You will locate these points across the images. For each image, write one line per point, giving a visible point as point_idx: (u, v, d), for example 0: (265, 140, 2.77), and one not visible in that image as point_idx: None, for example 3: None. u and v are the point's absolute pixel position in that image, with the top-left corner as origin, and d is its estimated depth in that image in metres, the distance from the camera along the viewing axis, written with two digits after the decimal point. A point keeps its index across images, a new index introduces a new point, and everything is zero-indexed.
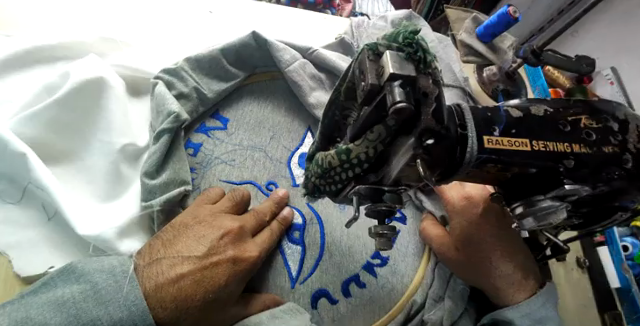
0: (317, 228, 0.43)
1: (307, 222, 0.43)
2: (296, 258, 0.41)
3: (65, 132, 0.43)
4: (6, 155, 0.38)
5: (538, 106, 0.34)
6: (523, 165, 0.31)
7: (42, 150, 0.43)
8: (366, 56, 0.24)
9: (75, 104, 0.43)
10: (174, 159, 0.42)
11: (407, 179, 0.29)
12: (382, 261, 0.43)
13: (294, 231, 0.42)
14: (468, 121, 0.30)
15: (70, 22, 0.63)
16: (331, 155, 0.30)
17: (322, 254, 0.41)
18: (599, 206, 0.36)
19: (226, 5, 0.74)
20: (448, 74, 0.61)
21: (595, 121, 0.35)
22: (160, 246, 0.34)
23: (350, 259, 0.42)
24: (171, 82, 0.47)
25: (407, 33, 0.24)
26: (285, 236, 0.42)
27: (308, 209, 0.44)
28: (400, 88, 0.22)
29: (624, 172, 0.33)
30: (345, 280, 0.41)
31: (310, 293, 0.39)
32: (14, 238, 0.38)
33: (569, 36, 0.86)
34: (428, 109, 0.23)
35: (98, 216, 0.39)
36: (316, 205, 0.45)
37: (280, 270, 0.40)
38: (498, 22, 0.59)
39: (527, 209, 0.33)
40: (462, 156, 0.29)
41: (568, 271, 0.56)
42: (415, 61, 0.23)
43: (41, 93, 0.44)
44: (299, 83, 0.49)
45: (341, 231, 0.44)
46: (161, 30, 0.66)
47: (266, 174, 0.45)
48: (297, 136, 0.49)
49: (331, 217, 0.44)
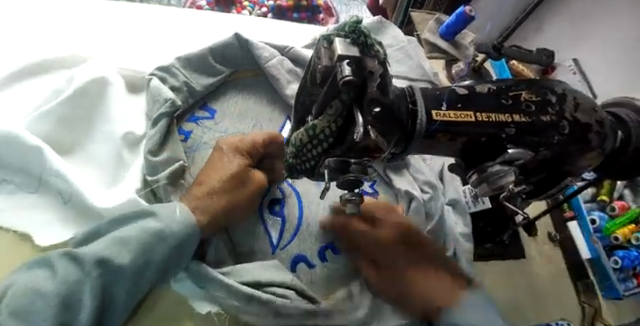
0: (295, 200, 0.51)
1: (286, 196, 0.51)
2: (278, 227, 0.48)
3: (72, 127, 0.51)
4: (18, 149, 0.45)
5: (482, 85, 0.39)
6: (469, 134, 0.36)
7: (54, 140, 0.50)
8: (322, 45, 0.30)
9: (80, 102, 0.51)
10: (170, 143, 0.49)
11: (368, 151, 0.34)
12: None
13: (275, 205, 0.50)
14: (418, 98, 0.36)
15: (69, 40, 0.69)
16: (301, 133, 0.34)
17: (300, 224, 0.49)
18: (554, 171, 0.41)
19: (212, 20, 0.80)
20: (417, 70, 0.66)
21: (534, 95, 0.39)
22: (208, 170, 0.47)
23: (325, 229, 0.49)
24: (164, 77, 0.53)
25: (351, 24, 0.29)
26: (267, 209, 0.50)
27: (288, 187, 0.52)
28: (348, 66, 0.27)
29: (562, 137, 0.38)
30: (321, 248, 0.48)
31: (290, 258, 0.47)
32: (34, 221, 0.44)
33: (534, 32, 0.92)
34: (373, 84, 0.29)
35: (109, 193, 0.47)
36: (295, 183, 0.52)
37: (263, 239, 0.48)
38: (457, 20, 0.69)
39: (481, 175, 0.37)
40: (413, 127, 0.35)
41: (540, 245, 0.62)
42: (360, 45, 0.28)
43: (50, 97, 0.52)
44: (277, 77, 0.55)
45: (316, 203, 0.51)
46: (155, 42, 0.72)
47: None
48: (277, 124, 0.55)
49: (306, 191, 0.52)
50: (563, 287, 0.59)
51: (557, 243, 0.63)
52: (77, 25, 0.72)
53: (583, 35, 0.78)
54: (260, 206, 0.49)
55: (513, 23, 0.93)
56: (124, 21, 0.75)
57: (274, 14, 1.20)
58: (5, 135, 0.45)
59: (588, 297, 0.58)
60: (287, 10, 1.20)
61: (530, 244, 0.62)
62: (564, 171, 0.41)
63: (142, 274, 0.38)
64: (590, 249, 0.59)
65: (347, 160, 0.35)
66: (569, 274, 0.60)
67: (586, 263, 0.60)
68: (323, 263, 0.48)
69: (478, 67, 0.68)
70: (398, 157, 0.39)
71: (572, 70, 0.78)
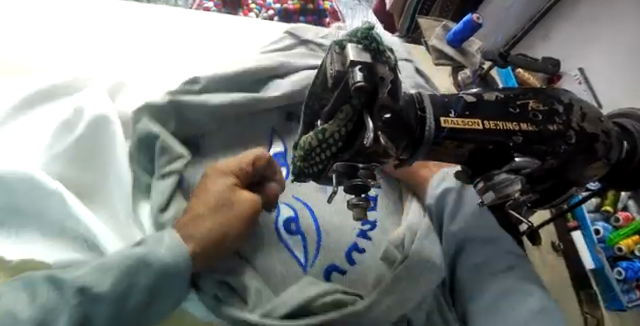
0: (308, 213, 0.50)
1: (298, 212, 0.50)
2: (300, 245, 0.48)
3: (83, 166, 0.49)
4: (37, 194, 0.42)
5: (490, 93, 0.39)
6: (476, 141, 0.36)
7: (67, 176, 0.48)
8: (334, 50, 0.30)
9: (92, 140, 0.50)
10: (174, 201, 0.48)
11: (375, 156, 0.35)
12: (371, 225, 0.51)
13: (290, 223, 0.49)
14: (426, 105, 0.36)
15: (76, 62, 0.70)
16: (310, 137, 0.34)
17: (319, 237, 0.49)
18: (560, 180, 0.41)
19: (205, 23, 0.84)
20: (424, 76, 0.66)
21: (541, 104, 0.39)
22: (196, 199, 0.44)
23: (343, 234, 0.49)
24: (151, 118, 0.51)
25: (364, 30, 0.30)
26: (284, 229, 0.49)
27: (296, 201, 0.51)
28: (360, 72, 0.27)
29: (568, 146, 0.38)
30: (347, 250, 0.48)
31: (322, 271, 0.47)
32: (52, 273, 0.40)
33: (540, 40, 0.92)
34: (384, 90, 0.29)
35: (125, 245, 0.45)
36: (300, 194, 0.52)
37: (290, 261, 0.47)
38: (464, 28, 0.69)
39: (487, 183, 0.37)
40: (422, 134, 0.35)
41: (544, 254, 0.62)
42: (372, 52, 0.29)
43: (60, 131, 0.49)
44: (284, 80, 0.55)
45: (327, 212, 0.51)
46: (164, 58, 0.77)
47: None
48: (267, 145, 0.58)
49: (316, 201, 0.51)
50: (566, 296, 0.59)
51: (560, 253, 0.63)
52: (82, 44, 0.73)
53: (590, 43, 0.78)
54: (275, 227, 0.49)
55: (519, 32, 0.95)
56: (127, 41, 0.76)
57: (281, 17, 1.20)
58: (21, 177, 0.41)
59: (591, 307, 0.58)
60: (294, 14, 1.21)
61: (534, 252, 0.62)
62: (570, 180, 0.41)
63: (126, 299, 0.34)
64: (593, 259, 0.60)
65: (355, 165, 0.36)
66: (572, 283, 0.60)
67: (589, 273, 0.60)
68: (352, 267, 0.48)
69: (485, 74, 0.68)
70: (404, 164, 0.39)
71: (577, 79, 0.78)
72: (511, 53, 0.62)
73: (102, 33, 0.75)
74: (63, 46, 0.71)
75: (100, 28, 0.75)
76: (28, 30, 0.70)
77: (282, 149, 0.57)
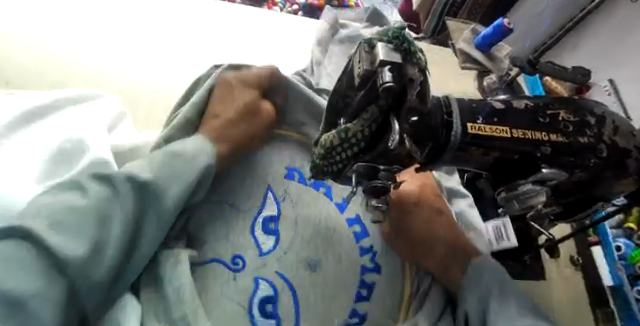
0: (289, 293, 0.43)
1: (278, 291, 0.42)
2: None
3: None
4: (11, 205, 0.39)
5: (519, 101, 0.38)
6: (502, 149, 0.35)
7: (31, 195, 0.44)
8: (363, 49, 0.29)
9: None
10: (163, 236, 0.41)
11: (398, 159, 0.34)
12: (358, 318, 0.45)
13: (267, 303, 0.42)
14: (454, 110, 0.35)
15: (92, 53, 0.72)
16: (332, 135, 0.33)
17: (297, 325, 0.42)
18: (585, 194, 0.40)
19: (216, 16, 0.85)
20: None
21: (572, 115, 0.38)
22: (218, 107, 0.53)
23: (326, 324, 0.43)
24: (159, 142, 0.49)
25: (395, 30, 0.29)
26: (259, 311, 0.41)
27: (280, 278, 0.43)
28: (389, 72, 0.26)
29: (599, 160, 0.37)
30: None
31: None
32: None
33: (569, 50, 0.89)
34: (413, 91, 0.28)
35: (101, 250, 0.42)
36: (288, 272, 0.44)
37: None
38: (494, 32, 0.69)
39: (510, 193, 0.37)
40: (447, 139, 0.34)
41: (561, 269, 0.60)
42: (402, 52, 0.28)
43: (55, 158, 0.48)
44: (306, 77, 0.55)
45: (315, 292, 0.44)
46: (176, 48, 0.78)
47: (229, 248, 0.45)
48: (260, 198, 0.49)
49: (302, 281, 0.44)
50: (582, 313, 0.57)
51: (578, 267, 0.60)
52: (100, 33, 0.75)
53: (623, 52, 0.76)
54: (249, 305, 0.41)
55: (549, 39, 0.89)
56: (144, 33, 0.78)
57: (305, 13, 1.21)
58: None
59: None
60: (318, 9, 1.21)
61: (552, 266, 0.60)
62: (596, 195, 0.40)
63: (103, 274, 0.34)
64: (613, 276, 0.59)
65: (375, 166, 0.35)
66: (589, 300, 0.58)
67: (607, 289, 0.59)
68: None
69: (511, 80, 0.67)
70: (425, 168, 0.38)
71: (608, 91, 0.73)
72: (540, 60, 0.60)
73: (117, 22, 0.77)
74: (78, 34, 0.74)
75: (115, 18, 0.78)
76: (57, 17, 0.74)
77: (277, 213, 0.48)
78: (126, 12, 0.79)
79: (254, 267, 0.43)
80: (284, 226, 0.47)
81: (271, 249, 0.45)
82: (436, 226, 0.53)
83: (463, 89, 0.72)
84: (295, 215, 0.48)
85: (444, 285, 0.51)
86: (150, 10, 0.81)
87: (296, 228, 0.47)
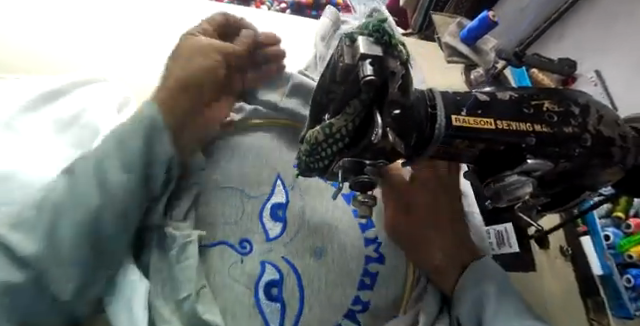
0: (294, 278, 0.48)
1: (284, 275, 0.47)
2: (277, 315, 0.46)
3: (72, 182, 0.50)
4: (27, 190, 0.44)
5: (503, 92, 0.38)
6: (488, 141, 0.35)
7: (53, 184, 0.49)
8: (344, 43, 0.29)
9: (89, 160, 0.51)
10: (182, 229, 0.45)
11: (384, 153, 0.34)
12: (362, 307, 0.49)
13: (273, 287, 0.47)
14: (438, 103, 0.35)
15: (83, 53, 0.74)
16: (316, 131, 0.33)
17: (301, 307, 0.46)
18: (571, 183, 0.40)
19: (207, 19, 0.88)
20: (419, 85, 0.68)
21: (557, 105, 0.38)
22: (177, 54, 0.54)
23: (329, 309, 0.47)
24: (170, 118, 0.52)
25: (376, 23, 0.29)
26: (264, 293, 0.46)
27: (286, 264, 0.48)
28: (370, 65, 0.26)
29: (583, 150, 0.37)
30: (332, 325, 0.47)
31: None
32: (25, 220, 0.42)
33: (555, 42, 0.90)
34: (394, 84, 0.28)
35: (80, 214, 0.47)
36: (293, 258, 0.49)
37: None
38: (479, 26, 0.69)
39: (497, 184, 0.37)
40: (431, 132, 0.34)
41: (551, 260, 0.60)
42: (383, 45, 0.28)
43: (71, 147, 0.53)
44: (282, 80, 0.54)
45: (318, 278, 0.48)
46: (171, 52, 0.80)
47: (238, 233, 0.50)
48: (268, 188, 0.53)
49: (307, 267, 0.49)
50: (572, 303, 0.57)
51: (568, 258, 0.61)
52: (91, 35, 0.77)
53: (608, 42, 0.76)
54: (255, 287, 0.46)
55: (535, 31, 0.92)
56: (134, 36, 0.80)
57: (293, 10, 1.21)
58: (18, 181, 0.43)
59: (597, 315, 0.57)
60: (306, 8, 1.21)
61: (542, 258, 0.60)
62: (582, 184, 0.41)
63: None
64: (601, 265, 0.58)
65: (361, 161, 0.35)
66: (579, 290, 0.59)
67: (597, 279, 0.59)
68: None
69: (498, 74, 0.67)
70: (410, 162, 0.38)
71: (594, 81, 0.75)
72: (526, 52, 0.60)
73: (113, 23, 0.80)
74: (76, 39, 0.76)
75: (112, 22, 0.80)
76: (47, 21, 0.76)
77: (285, 201, 0.53)
78: (123, 16, 0.82)
79: (260, 252, 0.49)
80: (291, 212, 0.52)
81: (278, 235, 0.50)
82: (441, 225, 0.53)
83: (450, 82, 0.73)
84: (302, 204, 0.53)
85: (439, 287, 0.51)
86: (146, 14, 0.84)
87: (304, 216, 0.52)
